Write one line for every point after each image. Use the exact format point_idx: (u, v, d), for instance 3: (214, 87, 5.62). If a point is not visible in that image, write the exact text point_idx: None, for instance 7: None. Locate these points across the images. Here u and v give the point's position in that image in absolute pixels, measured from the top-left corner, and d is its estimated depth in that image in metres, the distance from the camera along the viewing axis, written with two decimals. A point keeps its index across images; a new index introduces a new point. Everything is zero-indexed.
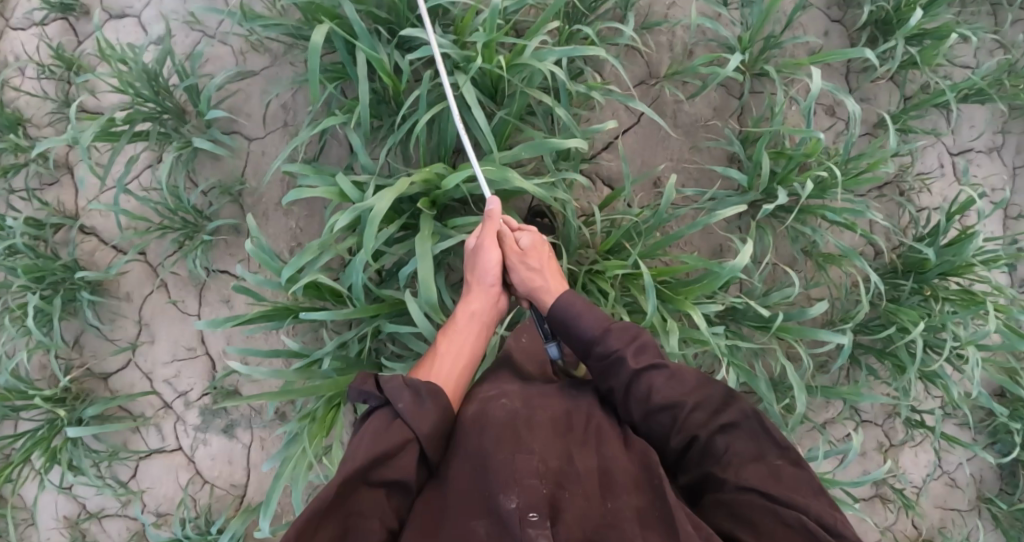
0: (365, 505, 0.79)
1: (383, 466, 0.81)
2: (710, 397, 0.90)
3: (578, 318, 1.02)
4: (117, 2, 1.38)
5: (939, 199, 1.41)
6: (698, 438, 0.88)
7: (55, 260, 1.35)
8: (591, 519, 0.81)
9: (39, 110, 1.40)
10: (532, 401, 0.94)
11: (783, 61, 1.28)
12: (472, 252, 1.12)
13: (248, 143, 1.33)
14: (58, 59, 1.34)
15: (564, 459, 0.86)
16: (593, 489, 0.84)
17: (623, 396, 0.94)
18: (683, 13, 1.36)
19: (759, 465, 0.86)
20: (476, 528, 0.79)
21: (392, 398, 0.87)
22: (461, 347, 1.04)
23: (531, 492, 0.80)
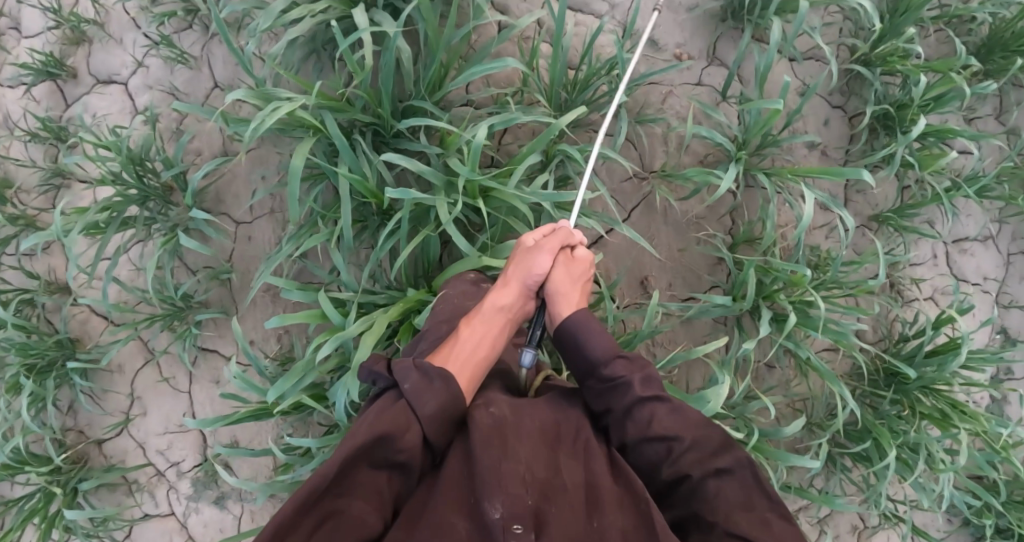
0: (356, 485, 0.72)
1: (383, 445, 0.74)
2: (713, 436, 0.81)
3: (593, 332, 0.92)
4: (104, 68, 1.39)
5: (928, 289, 1.38)
6: (691, 476, 0.79)
7: (46, 337, 1.31)
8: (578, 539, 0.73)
9: (23, 172, 1.40)
10: (522, 409, 0.87)
11: (777, 168, 1.19)
12: (526, 250, 0.99)
13: (234, 226, 1.28)
14: (46, 129, 1.37)
15: (553, 472, 0.79)
16: (581, 506, 0.76)
17: (622, 416, 0.85)
18: (679, 103, 1.27)
19: (749, 515, 0.77)
20: (453, 528, 0.73)
21: (399, 374, 0.80)
22: (487, 335, 0.94)
23: (515, 502, 0.73)
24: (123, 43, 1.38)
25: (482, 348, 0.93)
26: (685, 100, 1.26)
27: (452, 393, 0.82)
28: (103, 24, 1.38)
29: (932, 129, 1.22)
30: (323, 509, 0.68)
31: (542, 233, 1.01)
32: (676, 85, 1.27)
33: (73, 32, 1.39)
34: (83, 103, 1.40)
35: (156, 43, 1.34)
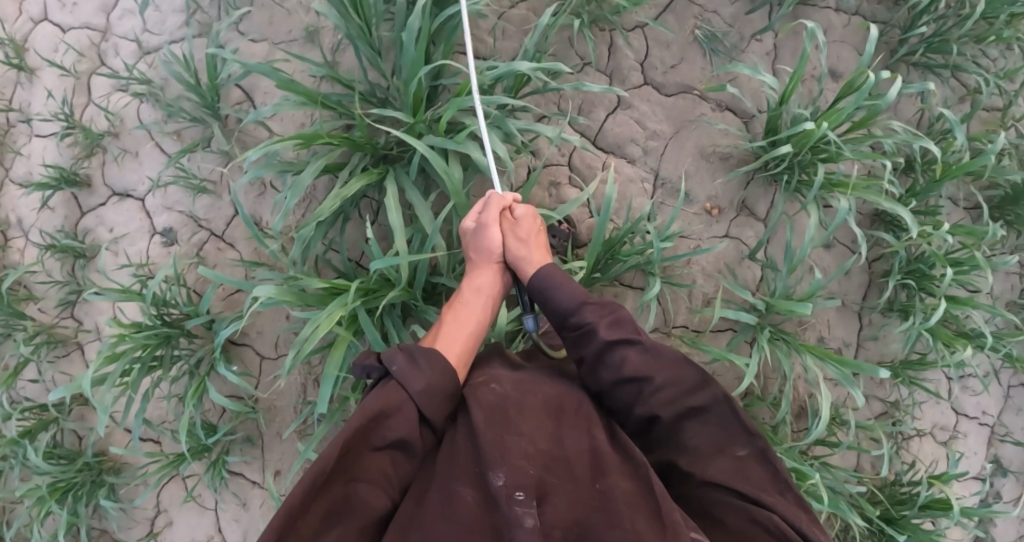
0: (363, 470, 0.83)
1: (381, 431, 0.85)
2: (684, 379, 0.94)
3: (557, 288, 1.03)
4: (121, 181, 1.36)
5: (929, 425, 1.43)
6: (662, 416, 0.93)
7: (73, 457, 1.33)
8: (584, 502, 0.83)
9: (38, 281, 1.38)
10: (522, 383, 0.97)
11: (797, 342, 1.20)
12: (475, 230, 1.09)
13: (260, 360, 1.31)
14: (64, 243, 1.35)
15: (553, 442, 0.89)
16: (584, 472, 0.86)
17: (595, 363, 0.97)
18: (706, 257, 1.28)
19: (723, 459, 0.92)
20: (466, 496, 0.83)
21: (387, 361, 0.91)
22: (469, 313, 1.06)
23: (519, 471, 0.83)
24: (139, 158, 1.35)
25: (466, 327, 1.05)
26: (712, 256, 1.28)
27: (438, 368, 0.93)
28: (119, 136, 1.36)
29: (950, 300, 1.27)
30: (334, 494, 0.80)
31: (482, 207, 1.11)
32: (703, 239, 1.29)
33: (87, 143, 1.35)
34: (99, 215, 1.38)
35: (174, 166, 1.31)
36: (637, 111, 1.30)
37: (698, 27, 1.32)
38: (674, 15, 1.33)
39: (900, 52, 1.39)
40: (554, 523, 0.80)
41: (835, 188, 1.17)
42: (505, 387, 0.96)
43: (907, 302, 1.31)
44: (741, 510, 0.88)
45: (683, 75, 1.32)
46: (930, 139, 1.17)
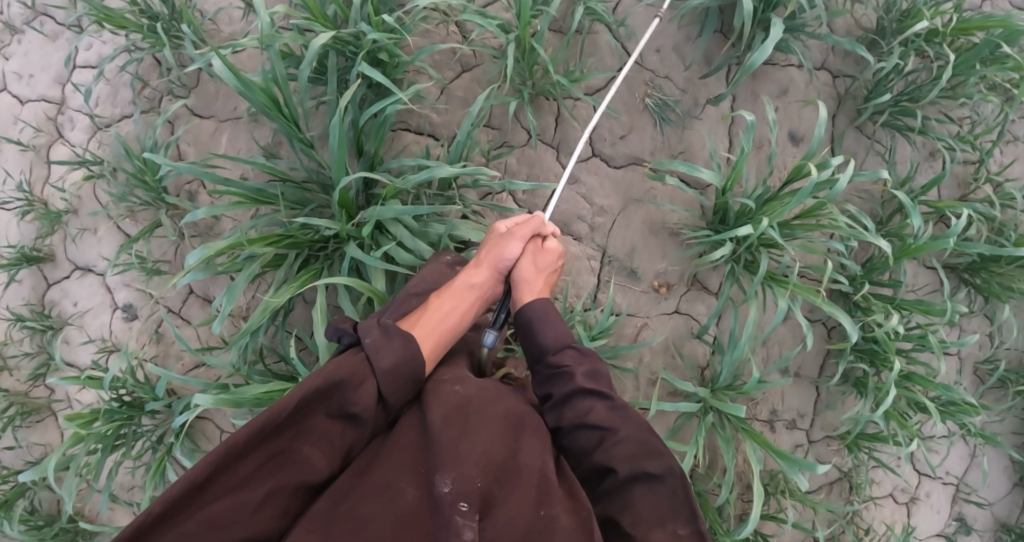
0: (311, 432, 0.82)
1: (339, 398, 0.84)
2: (648, 442, 0.89)
3: (548, 322, 1.01)
4: (83, 257, 1.39)
5: (888, 488, 1.42)
6: (615, 471, 0.88)
7: (49, 524, 1.38)
8: (523, 521, 0.79)
9: (9, 350, 1.42)
10: (487, 391, 0.94)
11: (744, 427, 1.19)
12: (494, 237, 1.08)
13: (221, 431, 1.35)
14: (30, 318, 1.38)
15: (508, 453, 0.86)
16: (531, 491, 0.83)
17: (559, 402, 0.94)
18: (655, 334, 1.28)
19: (662, 531, 0.86)
20: (404, 492, 0.81)
21: (362, 333, 0.90)
22: (455, 309, 1.02)
23: (467, 481, 0.79)
24: (98, 234, 1.38)
25: (446, 317, 1.02)
26: (660, 334, 1.27)
27: (409, 353, 0.92)
28: (78, 213, 1.38)
29: (904, 377, 1.24)
30: (276, 446, 0.79)
31: (515, 222, 1.11)
32: (651, 317, 1.28)
33: (47, 218, 1.37)
34: (63, 287, 1.41)
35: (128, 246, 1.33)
36: (585, 186, 1.28)
37: (649, 95, 1.28)
38: (624, 81, 1.30)
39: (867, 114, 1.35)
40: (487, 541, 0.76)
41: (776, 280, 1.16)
42: (468, 392, 0.94)
43: (861, 375, 1.29)
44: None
45: (633, 146, 1.28)
46: (880, 234, 1.12)
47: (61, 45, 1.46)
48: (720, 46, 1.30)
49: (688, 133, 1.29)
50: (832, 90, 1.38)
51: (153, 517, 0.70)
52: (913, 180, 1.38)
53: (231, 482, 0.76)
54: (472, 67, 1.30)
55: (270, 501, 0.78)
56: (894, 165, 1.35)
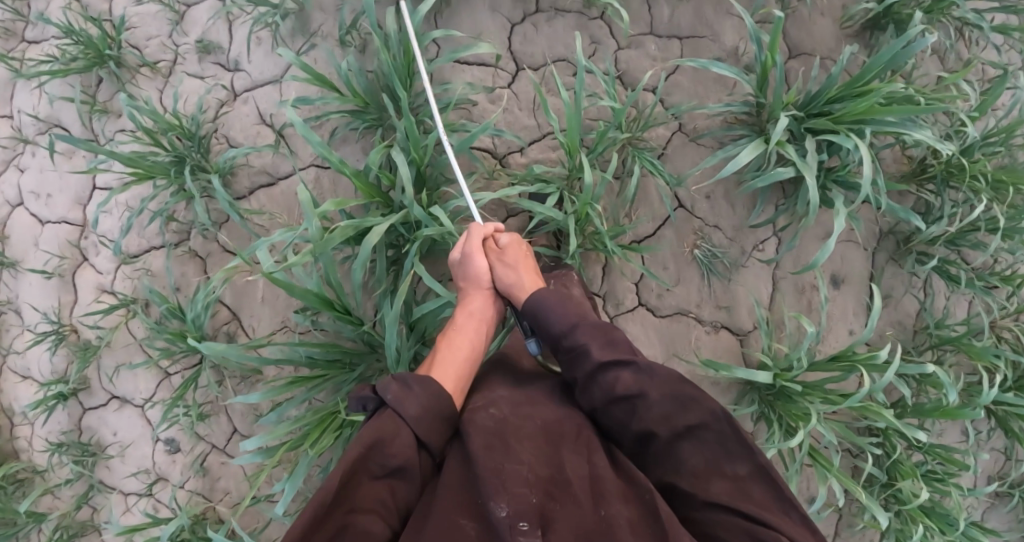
0: (364, 500, 0.83)
1: (378, 458, 0.85)
2: (679, 393, 0.91)
3: (550, 311, 1.05)
4: (120, 388, 1.37)
5: None
6: (657, 435, 0.91)
7: None
8: (585, 527, 0.82)
9: (47, 475, 1.41)
10: (516, 406, 0.97)
11: None
12: (459, 261, 1.12)
13: None
14: (70, 447, 1.37)
15: (555, 466, 0.88)
16: (585, 495, 0.85)
17: (586, 385, 0.96)
18: None
19: (723, 479, 0.89)
20: (466, 529, 0.82)
21: (380, 391, 0.92)
22: (461, 341, 1.07)
23: (519, 501, 0.81)
24: (135, 367, 1.35)
25: (459, 353, 1.06)
26: None
27: (431, 393, 0.93)
28: (114, 345, 1.35)
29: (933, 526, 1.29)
30: (333, 524, 0.79)
31: (463, 242, 1.14)
32: None
33: (81, 352, 1.34)
34: (100, 415, 1.38)
35: (178, 395, 1.30)
36: (630, 336, 1.29)
37: (697, 246, 1.27)
38: (672, 230, 1.29)
39: (909, 260, 1.36)
40: None
41: (815, 454, 1.21)
42: (504, 412, 0.96)
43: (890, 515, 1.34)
44: (745, 532, 0.84)
45: (680, 297, 1.29)
46: (921, 432, 1.17)
47: (78, 163, 1.40)
48: (776, 195, 1.27)
49: (734, 282, 1.29)
50: (873, 227, 1.38)
51: None
52: (950, 316, 1.39)
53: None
54: (517, 215, 1.27)
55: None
56: (929, 305, 1.37)
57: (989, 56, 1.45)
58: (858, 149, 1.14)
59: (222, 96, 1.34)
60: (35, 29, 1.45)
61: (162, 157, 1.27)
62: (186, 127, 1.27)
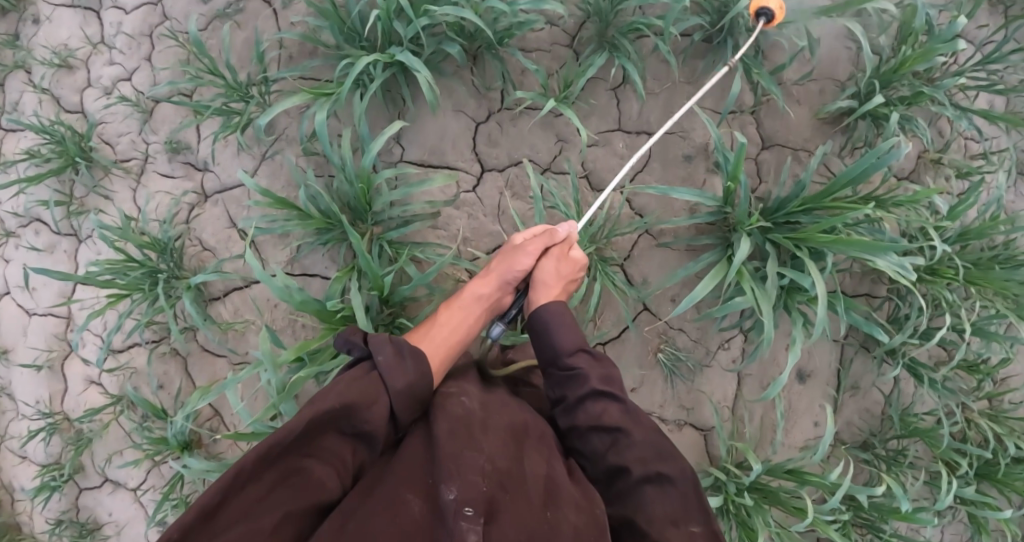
0: (323, 448, 0.86)
1: (350, 415, 0.88)
2: (656, 442, 0.95)
3: (562, 329, 1.06)
4: (112, 474, 1.42)
5: None
6: (629, 471, 0.93)
7: None
8: (531, 522, 0.84)
9: None
10: (490, 405, 1.01)
11: None
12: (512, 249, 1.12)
13: None
14: (69, 527, 1.44)
15: (514, 461, 0.91)
16: (538, 496, 0.88)
17: (573, 405, 0.99)
18: None
19: (676, 529, 0.89)
20: (411, 504, 0.84)
21: (372, 352, 0.96)
22: (459, 324, 1.10)
23: (471, 487, 0.83)
24: (126, 455, 1.41)
25: (455, 333, 1.09)
26: None
27: (418, 371, 0.97)
28: (104, 435, 1.41)
29: None
30: (287, 465, 0.82)
31: (528, 235, 1.14)
32: None
33: (73, 442, 1.40)
34: (96, 496, 1.45)
35: (166, 490, 1.35)
36: None
37: (661, 349, 1.29)
38: (637, 331, 1.30)
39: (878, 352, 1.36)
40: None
41: None
42: (474, 404, 1.00)
43: None
44: None
45: (644, 399, 1.31)
46: None
47: (59, 257, 1.44)
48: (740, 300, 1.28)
49: (699, 383, 1.31)
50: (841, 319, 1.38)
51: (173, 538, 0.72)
52: (918, 406, 1.40)
53: (248, 501, 0.78)
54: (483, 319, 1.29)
55: (288, 523, 0.80)
56: (896, 396, 1.38)
57: (969, 138, 1.42)
58: (817, 287, 1.13)
59: (192, 198, 1.36)
60: (12, 116, 1.48)
61: (133, 271, 1.28)
62: (157, 241, 1.29)
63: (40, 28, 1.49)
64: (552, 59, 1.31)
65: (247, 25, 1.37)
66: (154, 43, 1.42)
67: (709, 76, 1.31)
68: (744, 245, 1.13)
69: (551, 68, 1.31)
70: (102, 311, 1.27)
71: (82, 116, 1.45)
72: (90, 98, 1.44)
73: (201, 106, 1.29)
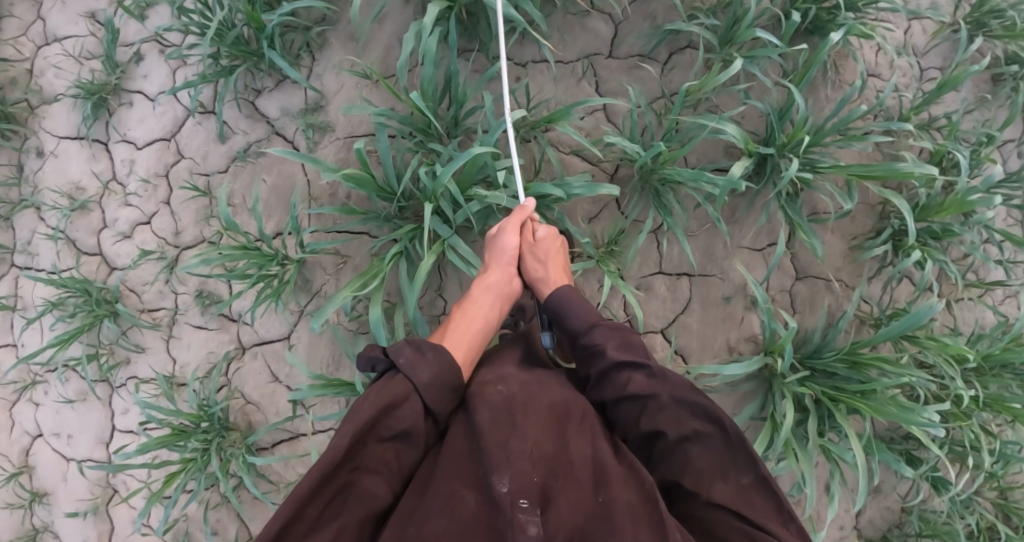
0: (369, 461, 0.83)
1: (387, 421, 0.84)
2: (690, 397, 0.93)
3: (568, 309, 1.04)
4: None
5: None
6: (665, 434, 0.92)
7: None
8: (584, 508, 0.81)
9: None
10: (527, 384, 0.94)
11: None
12: (493, 234, 1.11)
13: None
14: None
15: (558, 446, 0.86)
16: (587, 478, 0.84)
17: (600, 380, 0.96)
18: None
19: (723, 481, 0.91)
20: (465, 500, 0.80)
21: (394, 355, 0.91)
22: (476, 316, 1.04)
23: (523, 476, 0.80)
24: None
25: (474, 323, 1.04)
26: None
27: (443, 363, 0.92)
28: None
29: None
30: (340, 481, 0.79)
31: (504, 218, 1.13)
32: None
33: None
34: None
35: None
36: None
37: None
38: None
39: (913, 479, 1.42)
40: (556, 532, 0.77)
41: None
42: (513, 388, 0.93)
43: None
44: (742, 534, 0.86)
45: None
46: None
47: (92, 404, 1.41)
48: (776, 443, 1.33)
49: None
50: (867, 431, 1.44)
51: None
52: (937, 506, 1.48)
53: (303, 526, 0.76)
54: None
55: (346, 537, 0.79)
56: (916, 498, 1.46)
57: (990, 250, 1.45)
58: (855, 459, 1.18)
59: (231, 351, 1.35)
60: (23, 256, 1.43)
61: (183, 441, 1.29)
62: (202, 411, 1.29)
63: (46, 163, 1.43)
64: (594, 203, 1.29)
65: (272, 170, 1.32)
66: (171, 183, 1.37)
67: (749, 216, 1.33)
68: (786, 424, 1.17)
69: (592, 213, 1.29)
70: (157, 493, 1.27)
71: (101, 259, 1.40)
72: (108, 240, 1.39)
73: (236, 276, 1.23)
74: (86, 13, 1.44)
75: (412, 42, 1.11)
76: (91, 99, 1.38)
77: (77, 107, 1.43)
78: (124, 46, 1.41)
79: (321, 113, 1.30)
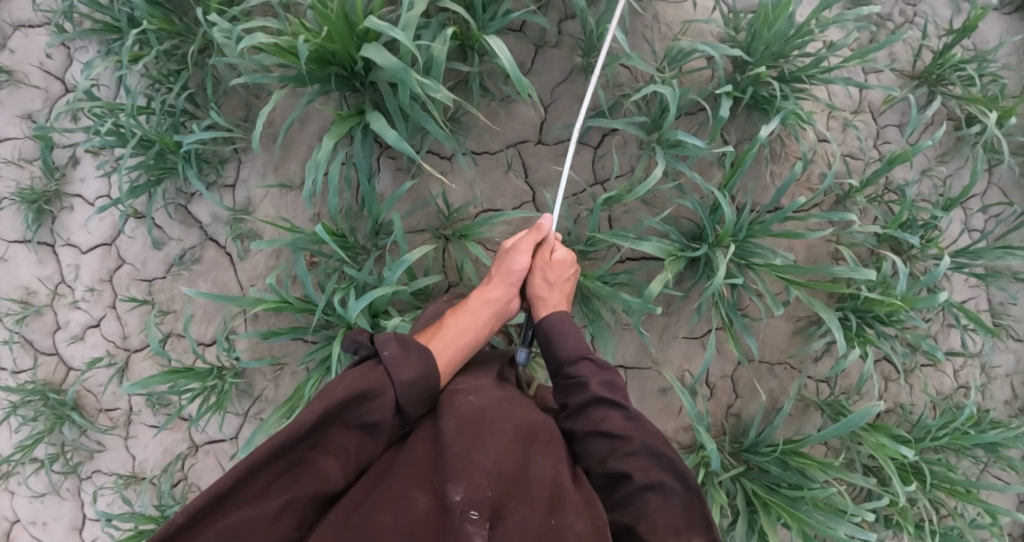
0: (331, 442, 0.77)
1: (358, 409, 0.79)
2: (659, 447, 0.85)
3: (562, 337, 0.97)
4: None
5: None
6: (630, 477, 0.83)
7: None
8: (536, 528, 0.74)
9: None
10: (502, 402, 0.89)
11: None
12: (506, 248, 1.06)
13: None
14: None
15: (520, 465, 0.80)
16: (545, 498, 0.77)
17: (578, 410, 0.89)
18: None
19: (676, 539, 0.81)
20: (416, 503, 0.74)
21: (379, 345, 0.86)
22: (471, 321, 1.00)
23: (478, 490, 0.74)
24: None
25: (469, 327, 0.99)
26: None
27: (428, 366, 0.87)
28: None
29: None
30: (298, 454, 0.75)
31: (518, 236, 1.08)
32: None
33: None
34: None
35: None
36: None
37: None
38: None
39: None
40: None
41: None
42: (484, 401, 0.88)
43: None
44: None
45: None
46: None
47: (63, 496, 1.47)
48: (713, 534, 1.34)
49: None
50: None
51: (174, 528, 0.69)
52: None
53: (249, 492, 0.73)
54: None
55: (287, 514, 0.74)
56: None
57: (946, 318, 1.40)
58: None
59: (184, 449, 1.39)
60: None
61: None
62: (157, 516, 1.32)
63: None
64: None
65: (205, 276, 1.34)
66: (115, 289, 1.39)
67: (684, 309, 1.30)
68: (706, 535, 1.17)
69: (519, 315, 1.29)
70: None
71: (57, 359, 1.44)
72: (62, 342, 1.43)
73: (177, 391, 1.28)
74: (24, 115, 1.45)
75: (312, 172, 1.09)
76: (31, 208, 1.39)
77: (20, 212, 1.44)
78: (61, 149, 1.42)
79: (249, 220, 1.31)
